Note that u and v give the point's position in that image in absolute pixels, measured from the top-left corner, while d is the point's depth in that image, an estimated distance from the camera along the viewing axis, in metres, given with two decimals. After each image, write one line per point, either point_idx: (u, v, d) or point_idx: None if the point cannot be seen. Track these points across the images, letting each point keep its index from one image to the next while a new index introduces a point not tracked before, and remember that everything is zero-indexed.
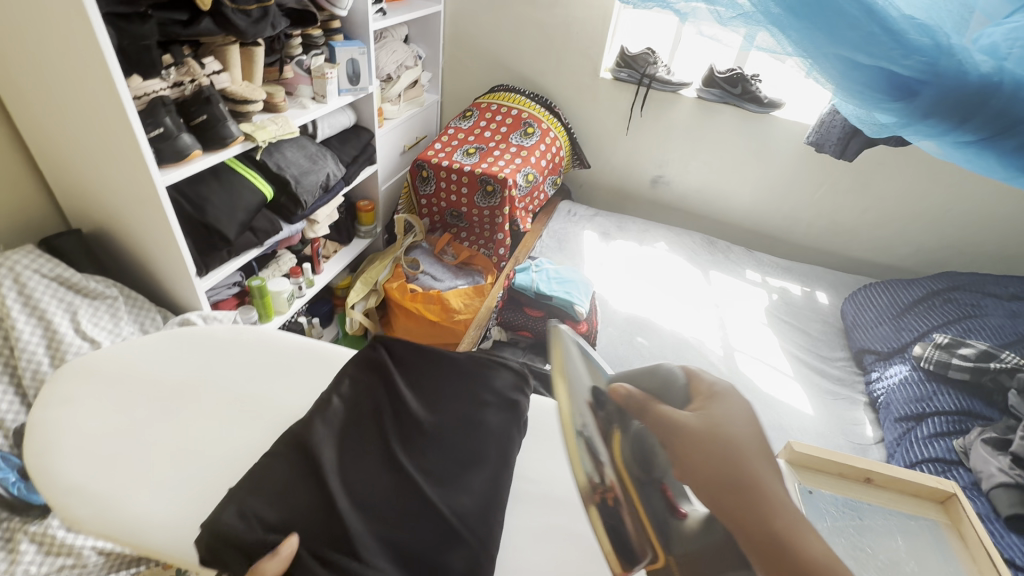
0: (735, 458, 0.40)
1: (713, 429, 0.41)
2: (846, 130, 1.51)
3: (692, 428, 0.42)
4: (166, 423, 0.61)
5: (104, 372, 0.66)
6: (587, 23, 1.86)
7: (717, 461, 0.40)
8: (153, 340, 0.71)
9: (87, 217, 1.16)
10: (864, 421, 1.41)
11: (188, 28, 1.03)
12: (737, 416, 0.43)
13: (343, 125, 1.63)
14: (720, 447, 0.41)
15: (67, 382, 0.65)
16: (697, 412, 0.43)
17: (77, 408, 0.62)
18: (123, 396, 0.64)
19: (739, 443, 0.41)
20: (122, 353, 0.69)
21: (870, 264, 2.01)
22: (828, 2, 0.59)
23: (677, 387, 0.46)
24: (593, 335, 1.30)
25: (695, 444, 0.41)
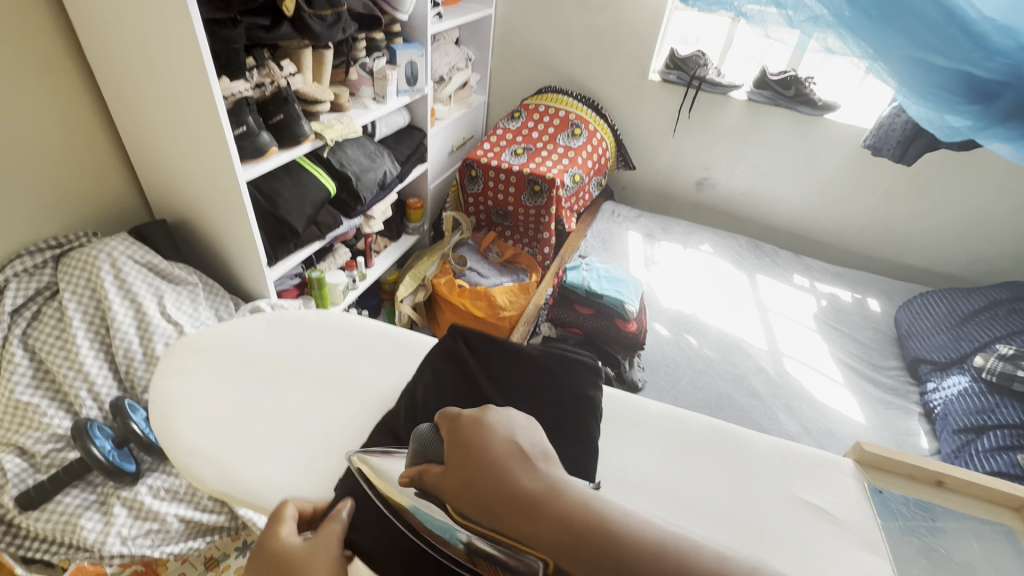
0: (493, 480, 0.44)
1: (459, 467, 0.47)
2: (906, 133, 1.48)
3: (450, 475, 0.47)
4: (268, 398, 0.67)
5: (209, 348, 0.73)
6: (638, 26, 1.88)
7: (479, 492, 0.44)
8: (251, 320, 0.77)
9: (170, 209, 1.24)
10: (919, 431, 1.38)
11: (270, 33, 1.09)
12: (487, 435, 0.47)
13: (398, 124, 1.69)
14: (472, 475, 0.45)
15: (178, 356, 0.72)
16: (448, 455, 0.48)
17: (190, 379, 0.69)
18: (227, 371, 0.70)
19: (488, 463, 0.45)
20: (222, 332, 0.74)
21: (925, 272, 1.95)
22: (909, 7, 0.70)
23: (436, 440, 0.51)
24: (643, 334, 1.31)
25: (458, 490, 0.46)
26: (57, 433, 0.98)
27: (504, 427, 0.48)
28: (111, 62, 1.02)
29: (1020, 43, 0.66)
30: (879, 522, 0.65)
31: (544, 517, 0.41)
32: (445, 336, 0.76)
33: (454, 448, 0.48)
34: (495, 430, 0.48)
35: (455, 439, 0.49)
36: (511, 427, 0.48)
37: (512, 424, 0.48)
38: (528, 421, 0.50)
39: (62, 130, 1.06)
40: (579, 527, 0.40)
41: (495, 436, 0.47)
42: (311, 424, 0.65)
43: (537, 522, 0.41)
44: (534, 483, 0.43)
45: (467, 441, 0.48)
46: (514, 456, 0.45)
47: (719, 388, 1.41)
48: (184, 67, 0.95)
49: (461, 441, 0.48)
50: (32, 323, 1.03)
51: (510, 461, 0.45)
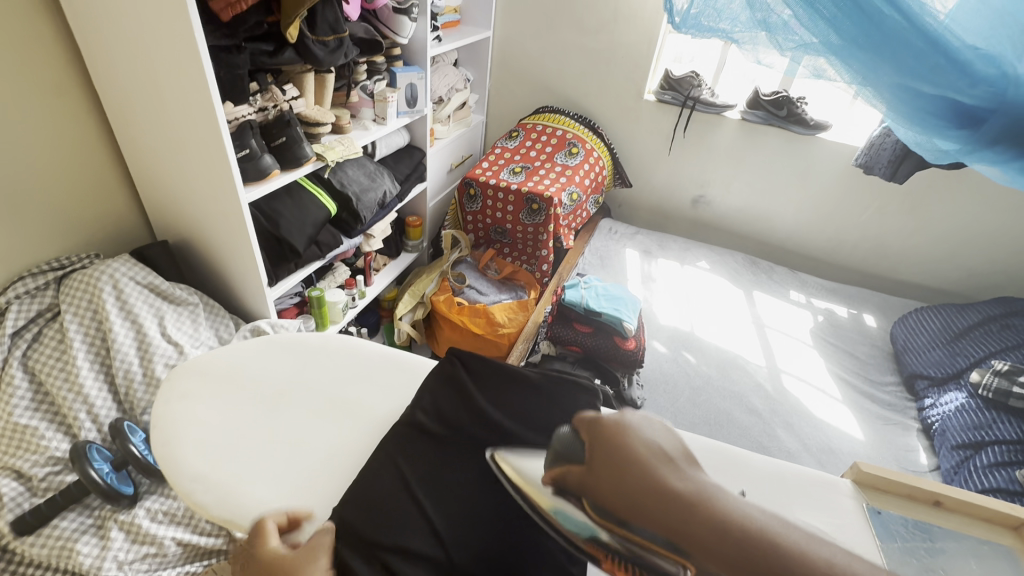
0: (655, 496, 0.44)
1: (610, 475, 0.46)
2: (897, 152, 1.51)
3: (599, 477, 0.47)
4: (270, 422, 0.67)
5: (212, 373, 0.74)
6: (633, 48, 1.92)
7: (640, 498, 0.44)
8: (252, 344, 0.78)
9: (172, 229, 1.25)
10: (917, 448, 1.38)
11: (273, 58, 1.12)
12: (633, 440, 0.48)
13: (398, 144, 1.71)
14: (620, 476, 0.46)
15: (180, 382, 0.72)
16: (597, 458, 0.48)
17: (194, 404, 0.69)
18: (231, 396, 0.70)
19: (642, 471, 0.45)
20: (224, 357, 0.75)
21: (919, 288, 1.97)
22: (888, 35, 0.69)
23: (576, 442, 0.51)
24: (641, 352, 1.32)
25: (618, 491, 0.45)
26: (55, 456, 0.98)
27: (645, 432, 0.49)
28: (118, 88, 1.05)
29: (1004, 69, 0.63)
30: (878, 544, 0.63)
31: (710, 532, 0.41)
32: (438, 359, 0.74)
33: (606, 454, 0.47)
34: (637, 435, 0.48)
35: (599, 440, 0.49)
36: (652, 434, 0.49)
37: (645, 429, 0.49)
38: (656, 424, 0.52)
39: (67, 154, 1.08)
40: (742, 539, 0.41)
41: (636, 439, 0.48)
42: (313, 446, 0.65)
43: (698, 528, 0.42)
44: (694, 494, 0.44)
45: (620, 450, 0.47)
46: (659, 462, 0.46)
47: (718, 405, 1.41)
48: (189, 92, 0.97)
49: (608, 442, 0.48)
50: (32, 345, 1.03)
51: (657, 466, 0.46)
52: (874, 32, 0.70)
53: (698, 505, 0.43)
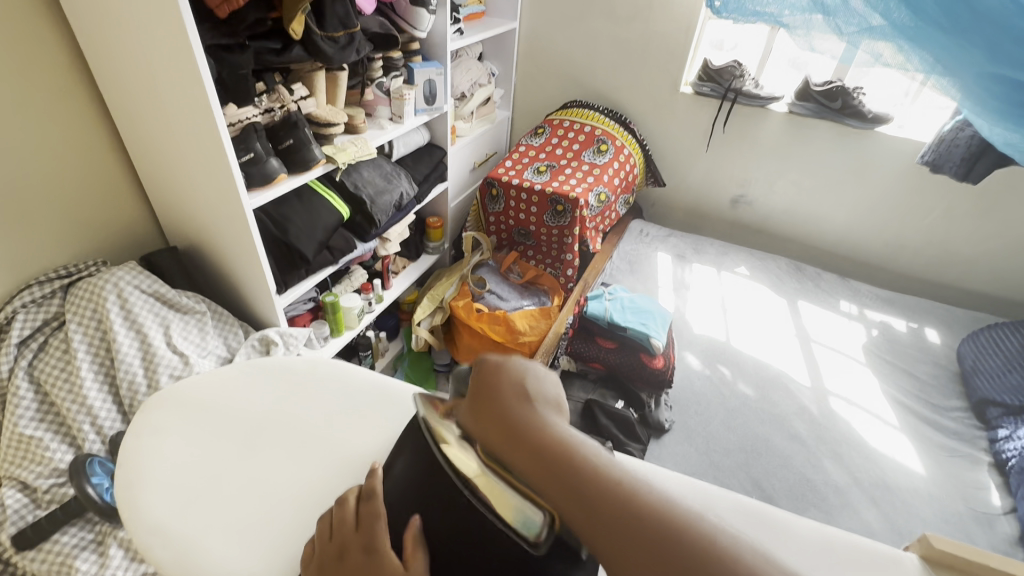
0: (501, 423, 0.48)
1: (475, 405, 0.51)
2: (972, 149, 1.33)
3: (468, 408, 0.52)
4: (241, 465, 0.63)
5: (188, 403, 0.69)
6: (668, 36, 1.78)
7: (491, 426, 0.49)
8: (232, 370, 0.73)
9: (182, 235, 1.22)
10: (990, 486, 1.21)
11: (280, 56, 1.06)
12: (505, 379, 0.51)
13: (417, 143, 1.64)
14: (491, 414, 0.49)
15: (155, 412, 0.68)
16: (471, 392, 0.52)
17: (166, 439, 0.65)
18: (204, 431, 0.66)
19: (500, 400, 0.50)
20: (203, 385, 0.71)
21: (989, 299, 1.76)
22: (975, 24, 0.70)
23: (467, 382, 0.56)
24: (671, 371, 1.20)
25: (476, 418, 0.50)
26: (58, 469, 0.96)
27: (523, 374, 0.52)
28: (121, 93, 1.02)
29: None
30: None
31: (539, 458, 0.45)
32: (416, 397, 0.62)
33: (477, 388, 0.52)
34: (513, 374, 0.52)
35: (478, 379, 0.53)
36: (528, 375, 0.52)
37: (528, 370, 0.53)
38: (544, 370, 0.54)
39: (75, 159, 1.06)
40: (568, 467, 0.44)
41: (512, 378, 0.51)
42: (285, 496, 0.60)
43: (539, 458, 0.45)
44: (537, 422, 0.47)
45: (491, 386, 0.51)
46: (527, 400, 0.50)
47: (755, 430, 1.28)
48: (187, 95, 0.92)
49: (482, 379, 0.52)
50: (39, 354, 1.02)
51: (521, 403, 0.49)
52: (963, 23, 0.72)
53: (537, 432, 0.46)
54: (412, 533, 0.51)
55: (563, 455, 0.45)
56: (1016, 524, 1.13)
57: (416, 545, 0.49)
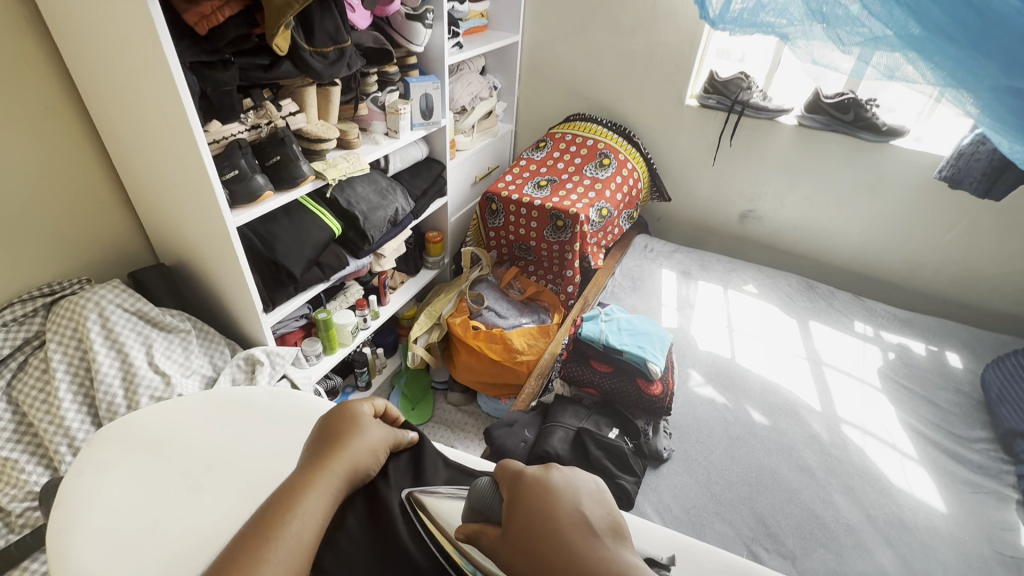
0: (547, 555, 0.48)
1: (519, 532, 0.50)
2: (994, 164, 1.25)
3: (509, 533, 0.51)
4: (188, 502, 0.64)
5: (137, 436, 0.70)
6: (673, 48, 1.74)
7: (537, 559, 0.48)
8: (189, 404, 0.76)
9: (170, 251, 1.21)
10: (1018, 527, 1.12)
11: (268, 72, 1.05)
12: (554, 503, 0.51)
13: (414, 158, 1.62)
14: (535, 545, 0.49)
15: (98, 449, 0.68)
16: (509, 513, 0.52)
17: (111, 477, 0.65)
18: (152, 467, 0.67)
19: (549, 528, 0.49)
20: (155, 420, 0.73)
21: (1016, 320, 1.66)
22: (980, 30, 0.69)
23: (497, 498, 0.56)
24: (669, 397, 1.14)
25: (524, 557, 0.48)
26: (30, 492, 0.93)
27: (572, 499, 0.52)
28: (107, 110, 1.01)
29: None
30: None
31: None
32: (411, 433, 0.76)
33: (517, 509, 0.52)
34: (560, 499, 0.51)
35: (520, 497, 0.52)
36: (576, 499, 0.52)
37: (577, 491, 0.53)
38: (590, 486, 0.54)
39: (63, 177, 1.05)
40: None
41: (560, 502, 0.51)
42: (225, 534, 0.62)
43: None
44: (594, 558, 0.47)
45: (534, 508, 0.51)
46: (579, 532, 0.49)
47: (761, 460, 1.21)
48: (167, 112, 0.90)
49: (524, 501, 0.52)
50: (18, 373, 1.00)
51: (571, 537, 0.48)
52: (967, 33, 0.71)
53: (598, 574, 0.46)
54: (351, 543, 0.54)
55: None
56: None
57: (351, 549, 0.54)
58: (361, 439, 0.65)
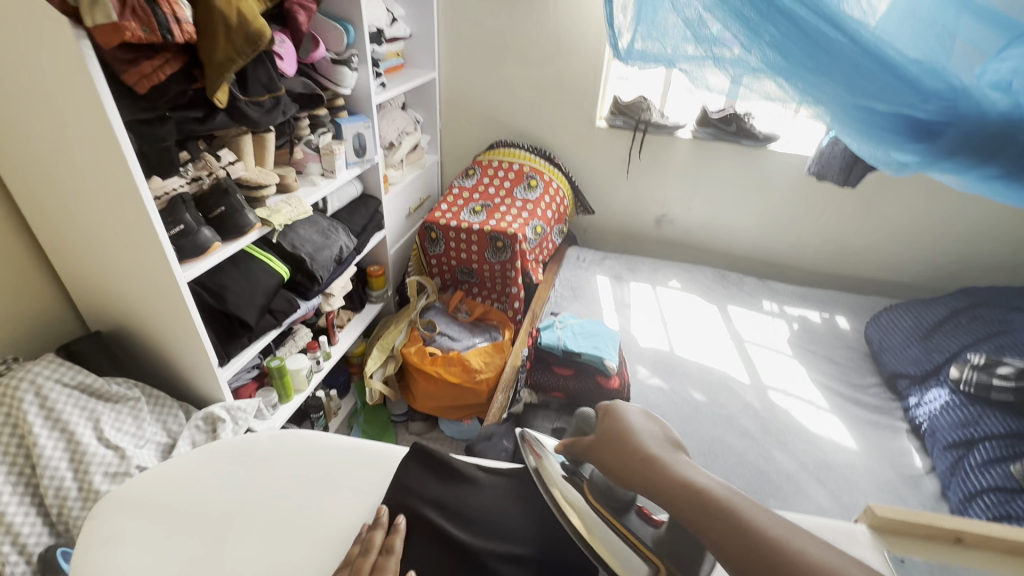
0: (630, 458, 0.58)
1: (604, 441, 0.62)
2: (847, 159, 1.53)
3: (598, 445, 0.62)
4: (207, 557, 0.61)
5: (139, 502, 0.67)
6: (579, 77, 1.93)
7: (623, 463, 0.59)
8: (190, 458, 0.71)
9: (106, 319, 1.14)
10: (910, 451, 1.36)
11: (204, 125, 1.04)
12: (632, 430, 0.61)
13: (350, 195, 1.65)
14: (620, 452, 0.59)
15: (109, 519, 0.65)
16: (596, 432, 0.64)
17: (126, 550, 0.62)
18: (167, 529, 0.63)
19: (627, 441, 0.60)
20: (160, 480, 0.68)
21: (884, 283, 2.00)
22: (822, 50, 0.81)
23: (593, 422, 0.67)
24: (626, 388, 1.26)
25: (610, 460, 0.60)
26: None
27: (639, 423, 0.62)
28: (28, 174, 0.95)
29: (950, 85, 0.74)
30: None
31: (682, 497, 0.53)
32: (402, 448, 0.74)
33: (603, 430, 0.63)
34: (631, 424, 0.62)
35: (609, 422, 0.64)
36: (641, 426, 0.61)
37: (636, 419, 0.63)
38: (661, 426, 0.63)
39: None
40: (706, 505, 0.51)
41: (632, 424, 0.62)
42: None
43: (670, 491, 0.54)
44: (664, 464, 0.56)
45: (617, 431, 0.62)
46: (654, 444, 0.59)
47: (710, 433, 1.37)
48: (107, 171, 0.88)
49: (608, 423, 0.63)
50: None
51: (647, 446, 0.59)
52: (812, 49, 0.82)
53: (670, 475, 0.55)
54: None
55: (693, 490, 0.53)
56: (938, 482, 1.28)
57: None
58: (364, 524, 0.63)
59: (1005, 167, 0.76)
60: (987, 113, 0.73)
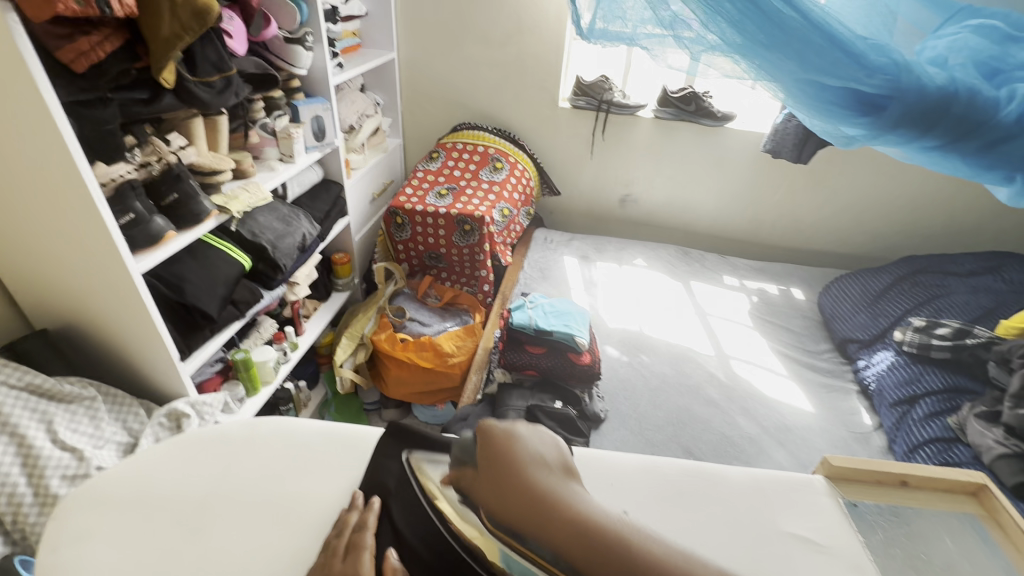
0: (523, 489, 0.61)
1: (490, 471, 0.63)
2: (800, 136, 1.60)
3: (486, 481, 0.63)
4: (183, 550, 0.59)
5: (104, 499, 0.64)
6: (541, 58, 1.91)
7: (513, 498, 0.61)
8: (157, 450, 0.69)
9: (53, 315, 1.07)
10: (860, 410, 1.46)
11: (149, 107, 0.98)
12: (523, 454, 0.65)
13: (311, 181, 1.60)
14: (514, 484, 0.62)
15: (71, 518, 0.62)
16: (482, 460, 0.65)
17: (94, 548, 0.60)
18: (139, 523, 0.62)
19: (518, 470, 0.63)
20: (125, 475, 0.66)
21: (835, 255, 2.10)
22: (780, 28, 0.81)
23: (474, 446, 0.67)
24: (597, 363, 1.30)
25: (495, 495, 0.62)
26: None
27: (530, 441, 0.66)
28: None
29: (892, 60, 0.79)
30: (863, 545, 0.62)
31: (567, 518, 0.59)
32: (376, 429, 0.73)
33: (489, 457, 0.64)
34: (523, 445, 0.65)
35: (491, 447, 0.65)
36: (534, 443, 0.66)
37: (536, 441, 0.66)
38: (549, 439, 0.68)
39: None
40: (586, 530, 0.58)
41: (525, 446, 0.65)
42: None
43: (562, 525, 0.59)
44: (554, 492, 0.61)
45: (503, 456, 0.64)
46: (541, 467, 0.63)
47: (678, 403, 1.42)
48: (46, 158, 0.82)
49: (496, 449, 0.65)
50: None
51: (537, 472, 0.63)
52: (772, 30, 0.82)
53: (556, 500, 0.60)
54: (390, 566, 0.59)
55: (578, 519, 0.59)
56: (884, 436, 1.37)
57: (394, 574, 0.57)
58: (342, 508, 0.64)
59: (946, 136, 0.81)
60: (925, 87, 0.79)
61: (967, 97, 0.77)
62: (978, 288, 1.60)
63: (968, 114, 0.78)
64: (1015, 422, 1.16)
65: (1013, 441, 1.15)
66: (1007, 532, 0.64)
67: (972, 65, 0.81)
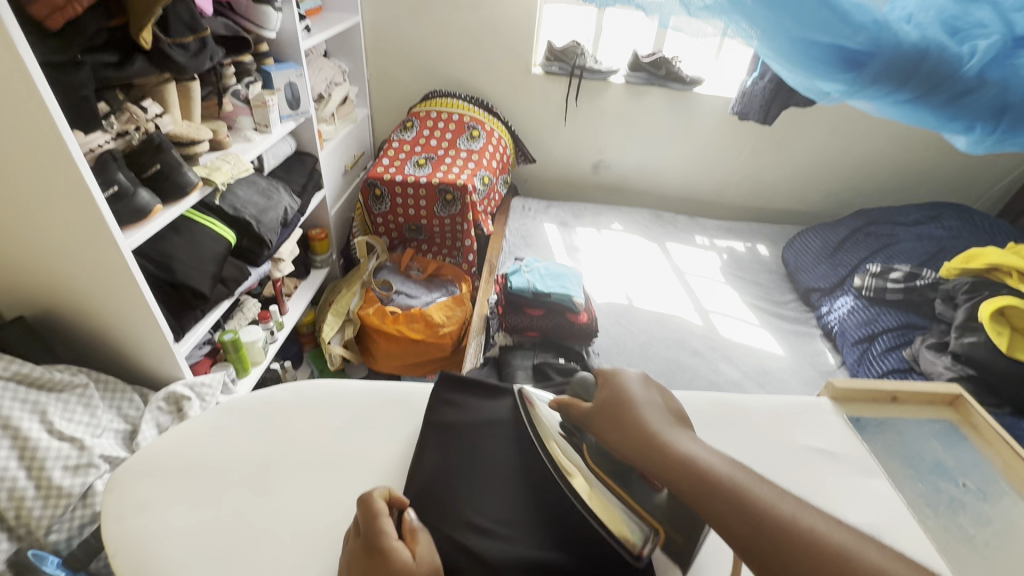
0: (636, 431, 0.58)
1: (607, 413, 0.62)
2: (765, 99, 1.66)
3: (601, 417, 0.62)
4: (249, 509, 0.62)
5: (159, 468, 0.65)
6: (513, 22, 1.89)
7: (623, 434, 0.59)
8: (206, 419, 0.71)
9: (32, 301, 1.01)
10: (824, 351, 1.59)
11: (121, 71, 0.91)
12: (633, 396, 0.62)
13: (285, 153, 1.53)
14: (619, 416, 0.61)
15: (132, 486, 0.64)
16: (599, 403, 0.64)
17: (159, 512, 0.61)
18: (200, 486, 0.64)
19: (634, 413, 0.60)
20: (179, 442, 0.68)
21: (793, 213, 2.25)
22: None
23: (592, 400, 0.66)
24: (594, 321, 1.37)
25: (602, 430, 0.62)
26: None
27: (648, 396, 0.62)
28: None
29: (873, 18, 0.77)
30: (869, 449, 0.74)
31: (660, 451, 0.55)
32: (421, 388, 0.77)
33: (606, 399, 0.63)
34: (638, 395, 0.62)
35: (609, 392, 0.64)
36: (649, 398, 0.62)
37: (643, 395, 0.62)
38: (661, 398, 0.64)
39: None
40: (694, 466, 0.52)
41: (637, 398, 0.62)
42: (320, 527, 0.61)
43: (662, 456, 0.54)
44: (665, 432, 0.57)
45: (621, 399, 0.62)
46: (657, 414, 0.60)
47: (666, 355, 1.51)
48: (21, 122, 0.75)
49: (611, 394, 0.64)
50: None
51: (648, 417, 0.59)
52: None
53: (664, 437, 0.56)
54: (409, 524, 0.57)
55: (682, 452, 0.54)
56: (847, 372, 1.52)
57: (415, 531, 0.56)
58: (394, 462, 0.68)
59: (916, 90, 0.80)
60: (902, 42, 0.78)
61: (940, 51, 0.77)
62: (922, 235, 1.76)
63: (939, 68, 0.78)
64: (959, 350, 1.31)
65: (958, 365, 1.31)
66: (979, 431, 0.79)
67: (937, 23, 0.80)
